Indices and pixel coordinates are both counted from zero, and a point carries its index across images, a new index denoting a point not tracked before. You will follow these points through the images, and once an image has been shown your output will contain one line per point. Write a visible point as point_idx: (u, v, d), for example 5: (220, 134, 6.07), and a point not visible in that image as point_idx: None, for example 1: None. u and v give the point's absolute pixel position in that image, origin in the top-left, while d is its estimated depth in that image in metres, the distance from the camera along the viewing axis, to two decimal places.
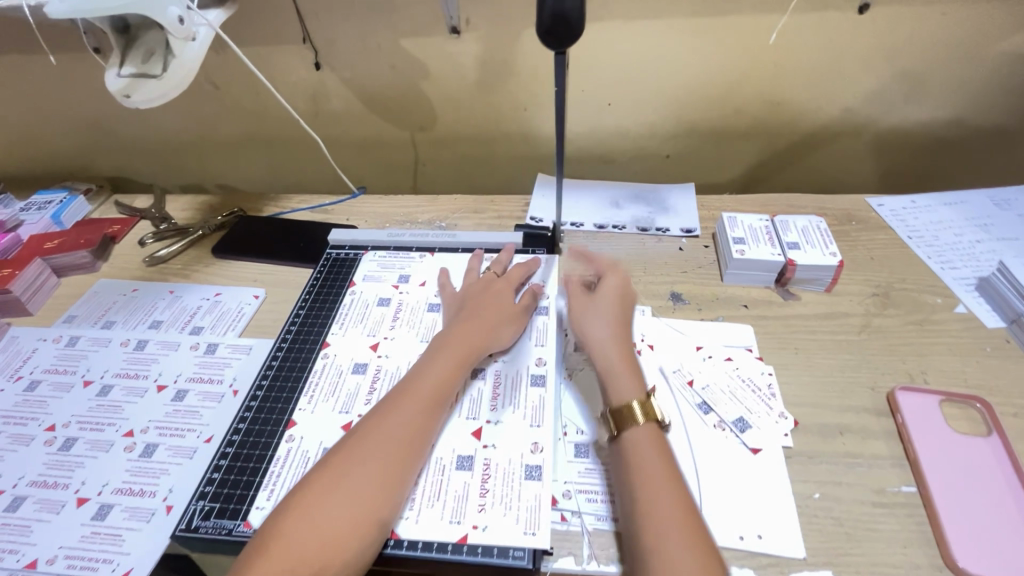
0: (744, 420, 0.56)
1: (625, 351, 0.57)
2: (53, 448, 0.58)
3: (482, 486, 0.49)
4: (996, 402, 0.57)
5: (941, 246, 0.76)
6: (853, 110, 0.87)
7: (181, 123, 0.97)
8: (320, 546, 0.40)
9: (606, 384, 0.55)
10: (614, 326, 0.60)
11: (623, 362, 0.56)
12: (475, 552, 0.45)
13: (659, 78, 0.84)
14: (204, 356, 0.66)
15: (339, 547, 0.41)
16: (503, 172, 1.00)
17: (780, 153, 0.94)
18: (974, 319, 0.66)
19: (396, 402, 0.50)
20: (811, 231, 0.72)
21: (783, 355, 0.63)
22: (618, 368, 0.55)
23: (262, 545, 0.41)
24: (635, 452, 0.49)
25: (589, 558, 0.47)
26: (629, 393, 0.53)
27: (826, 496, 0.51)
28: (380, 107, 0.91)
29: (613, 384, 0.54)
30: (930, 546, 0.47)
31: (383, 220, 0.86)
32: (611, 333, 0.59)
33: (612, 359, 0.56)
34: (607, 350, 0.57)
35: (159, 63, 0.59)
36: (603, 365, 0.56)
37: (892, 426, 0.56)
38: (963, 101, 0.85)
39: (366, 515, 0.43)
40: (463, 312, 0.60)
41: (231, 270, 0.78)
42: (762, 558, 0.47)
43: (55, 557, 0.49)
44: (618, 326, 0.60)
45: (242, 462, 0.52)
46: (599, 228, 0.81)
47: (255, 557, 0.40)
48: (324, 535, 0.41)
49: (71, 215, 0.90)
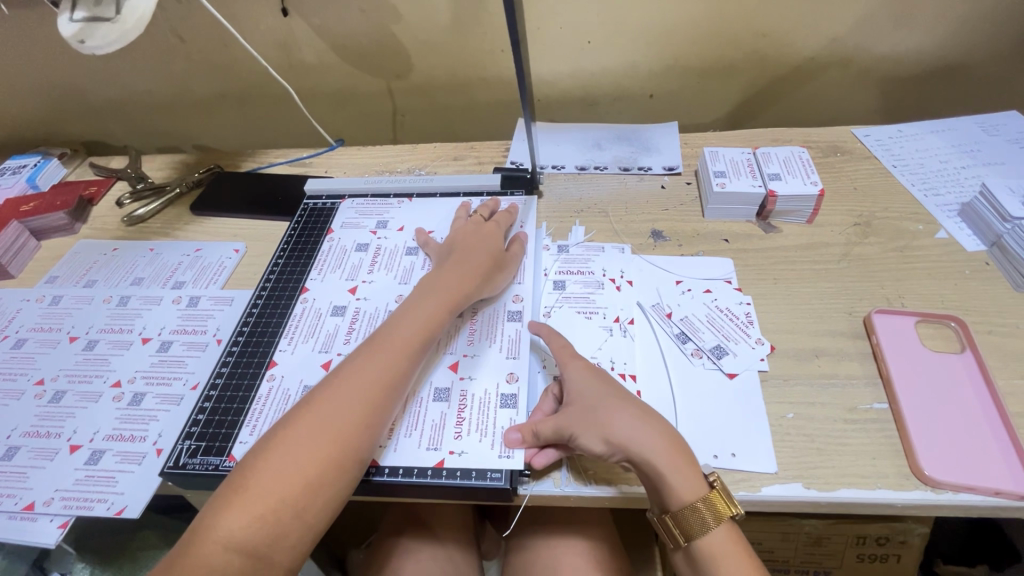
0: (721, 347, 0.57)
1: (651, 452, 0.45)
2: (42, 400, 0.59)
3: (459, 415, 0.51)
4: (970, 321, 0.58)
5: (926, 174, 0.75)
6: (840, 38, 0.84)
7: (150, 79, 0.94)
8: (301, 484, 0.41)
9: (659, 490, 0.45)
10: (626, 416, 0.46)
11: (662, 449, 0.45)
12: (453, 475, 0.47)
13: (640, 11, 0.81)
14: (187, 309, 0.66)
15: (323, 487, 0.42)
16: (483, 119, 0.98)
17: (767, 87, 0.92)
18: (954, 244, 0.66)
19: (378, 346, 0.50)
20: (793, 162, 0.71)
21: (763, 286, 0.63)
22: (666, 462, 0.44)
23: (241, 482, 0.41)
24: (708, 560, 0.43)
25: (567, 480, 0.48)
26: (684, 488, 0.44)
27: (799, 416, 0.52)
28: (353, 54, 0.89)
29: (668, 483, 0.44)
30: (897, 457, 0.49)
31: (361, 170, 0.84)
32: (633, 425, 0.46)
33: (650, 459, 0.44)
34: (638, 454, 0.45)
35: (112, 6, 0.57)
36: (651, 473, 0.44)
37: (867, 347, 0.56)
38: (953, 25, 0.83)
39: (347, 457, 0.43)
40: (450, 260, 0.59)
41: (211, 226, 0.78)
42: (734, 474, 0.48)
43: (51, 499, 0.51)
44: (630, 413, 0.47)
45: (225, 404, 0.53)
46: (580, 170, 0.80)
47: (234, 494, 0.40)
48: (306, 476, 0.41)
49: (46, 178, 0.88)
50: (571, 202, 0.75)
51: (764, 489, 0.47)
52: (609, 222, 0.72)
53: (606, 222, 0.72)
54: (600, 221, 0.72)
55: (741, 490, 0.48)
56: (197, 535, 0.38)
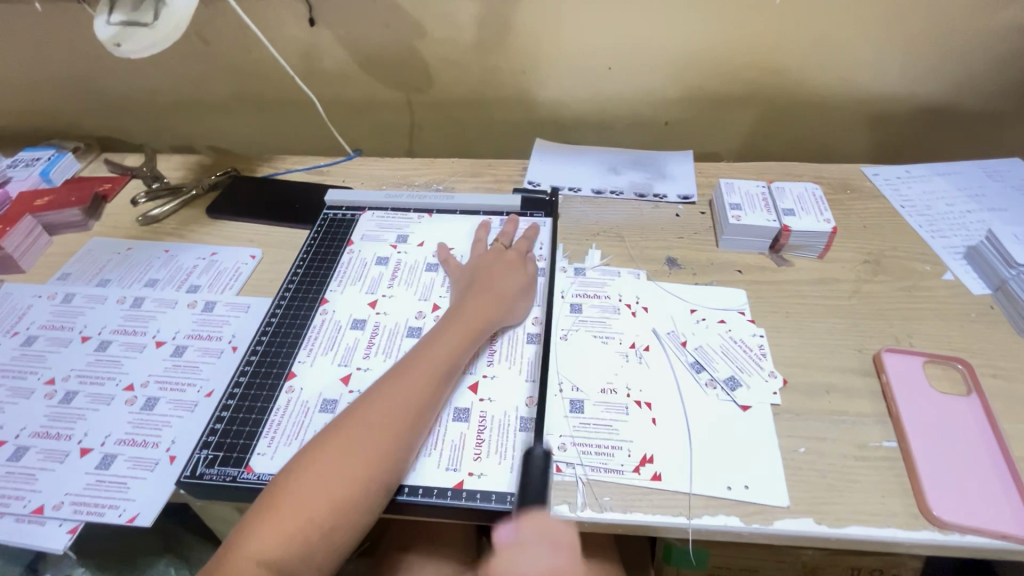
0: (735, 378, 0.58)
1: None
2: (53, 401, 0.58)
3: (478, 436, 0.52)
4: (977, 364, 0.59)
5: (933, 215, 0.77)
6: (851, 79, 0.87)
7: (171, 79, 0.95)
8: (331, 506, 0.42)
9: None
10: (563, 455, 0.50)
11: None
12: (473, 497, 0.48)
13: (660, 41, 0.83)
14: (202, 314, 0.66)
15: (351, 509, 0.43)
16: (499, 137, 0.99)
17: (779, 122, 0.94)
18: (960, 286, 0.68)
19: (408, 371, 0.51)
20: (806, 199, 0.72)
21: (776, 318, 0.64)
22: None
23: (274, 500, 0.42)
24: None
25: (583, 506, 0.48)
26: None
27: (811, 451, 0.53)
28: (376, 67, 0.90)
29: None
30: (907, 496, 0.50)
31: (379, 182, 0.85)
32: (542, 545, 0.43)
33: None
34: None
35: (150, 11, 0.57)
36: None
37: (876, 385, 0.58)
38: (958, 73, 0.86)
39: (375, 481, 0.44)
40: (475, 286, 0.60)
41: (227, 230, 0.78)
42: (748, 506, 0.49)
43: (61, 503, 0.50)
44: None
45: (243, 414, 0.53)
46: (597, 193, 0.81)
47: (267, 512, 0.42)
48: (336, 498, 0.43)
49: (59, 172, 0.87)
50: (587, 224, 0.76)
51: (776, 522, 0.48)
52: (625, 248, 0.73)
53: (622, 248, 0.73)
54: (616, 246, 0.73)
55: (754, 522, 0.48)
56: (235, 549, 0.41)
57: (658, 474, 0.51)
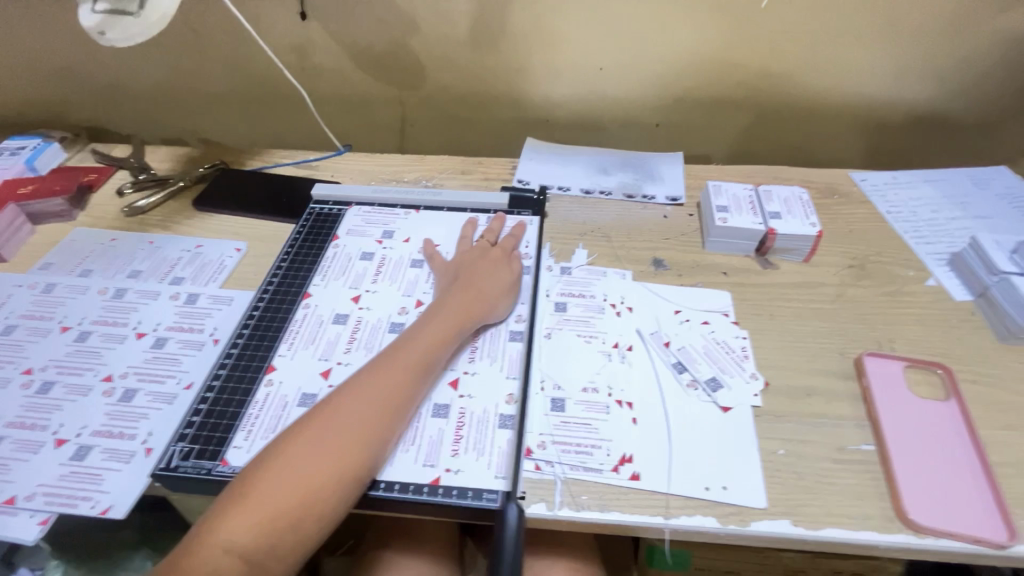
0: (716, 380, 0.58)
1: None
2: (30, 390, 0.58)
3: (456, 433, 0.51)
4: (957, 370, 0.60)
5: (918, 222, 0.77)
6: (841, 84, 0.88)
7: (162, 70, 0.94)
8: (300, 498, 0.42)
9: None
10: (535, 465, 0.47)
11: None
12: (450, 494, 0.48)
13: (651, 43, 0.84)
14: (184, 306, 0.65)
15: (321, 502, 0.43)
16: (490, 135, 0.99)
17: (769, 126, 0.94)
18: (943, 292, 0.68)
19: (386, 365, 0.51)
20: (793, 203, 0.73)
21: (759, 321, 0.64)
22: None
23: (244, 490, 0.42)
24: None
25: (560, 504, 0.48)
26: None
27: (789, 453, 0.53)
28: (368, 63, 0.90)
29: None
30: (883, 499, 0.50)
31: (368, 178, 0.85)
32: None
33: None
34: None
35: (135, 0, 0.57)
36: None
37: (857, 389, 0.58)
38: (946, 82, 0.86)
39: (347, 473, 0.44)
40: (459, 282, 0.60)
41: (213, 222, 0.77)
42: (725, 507, 0.49)
43: (33, 494, 0.50)
44: None
45: (221, 407, 0.53)
46: (586, 193, 0.81)
47: (236, 501, 0.41)
48: (306, 489, 0.42)
49: (45, 161, 0.87)
50: (575, 224, 0.76)
51: (753, 523, 0.48)
52: (612, 248, 0.73)
53: (608, 248, 0.73)
54: (603, 246, 0.73)
55: (731, 523, 0.48)
56: (201, 539, 0.40)
57: (636, 474, 0.50)
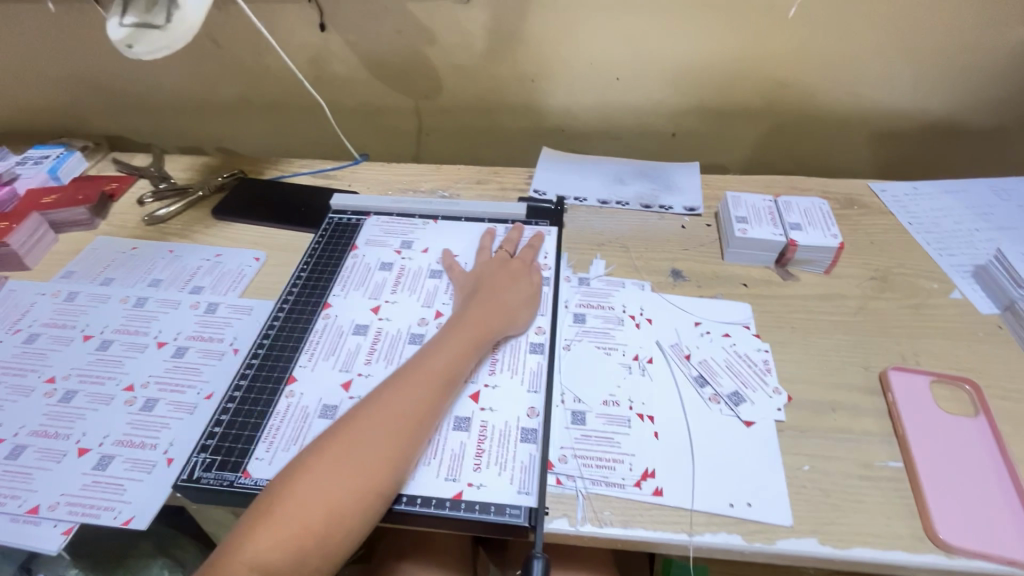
0: (739, 394, 0.57)
1: None
2: (53, 399, 0.58)
3: (478, 446, 0.51)
4: (985, 385, 0.59)
5: (941, 233, 0.76)
6: (860, 94, 0.87)
7: (182, 80, 0.95)
8: (324, 514, 0.42)
9: None
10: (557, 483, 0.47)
11: None
12: (472, 508, 0.47)
13: (668, 53, 0.84)
14: (204, 316, 0.66)
15: (344, 518, 0.42)
16: (505, 144, 0.99)
17: (786, 136, 0.93)
18: (968, 305, 0.67)
19: (408, 379, 0.50)
20: (814, 214, 0.72)
21: (781, 333, 0.64)
22: None
23: (269, 506, 0.42)
24: None
25: (582, 520, 0.48)
26: None
27: (815, 469, 0.52)
28: (385, 73, 0.90)
29: None
30: (912, 518, 0.49)
31: (384, 187, 0.85)
32: None
33: None
34: None
35: (162, 14, 0.57)
36: None
37: (882, 404, 0.57)
38: (967, 91, 0.86)
39: (370, 489, 0.44)
40: (478, 294, 0.60)
41: (232, 232, 0.78)
42: (750, 524, 0.48)
43: (57, 503, 0.50)
44: None
45: (243, 418, 0.53)
46: (602, 203, 0.81)
47: (261, 517, 0.41)
48: (329, 506, 0.42)
49: (67, 171, 0.87)
50: (592, 234, 0.75)
51: (779, 542, 0.47)
52: (630, 258, 0.72)
53: (626, 258, 0.72)
54: (620, 256, 0.72)
55: (757, 541, 0.47)
56: (227, 555, 0.40)
57: (659, 490, 0.50)
